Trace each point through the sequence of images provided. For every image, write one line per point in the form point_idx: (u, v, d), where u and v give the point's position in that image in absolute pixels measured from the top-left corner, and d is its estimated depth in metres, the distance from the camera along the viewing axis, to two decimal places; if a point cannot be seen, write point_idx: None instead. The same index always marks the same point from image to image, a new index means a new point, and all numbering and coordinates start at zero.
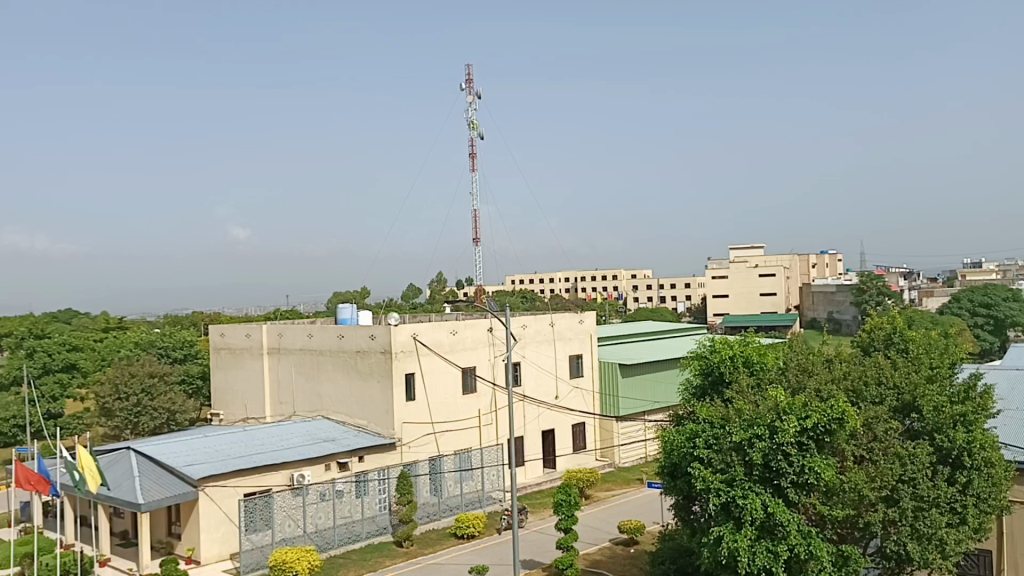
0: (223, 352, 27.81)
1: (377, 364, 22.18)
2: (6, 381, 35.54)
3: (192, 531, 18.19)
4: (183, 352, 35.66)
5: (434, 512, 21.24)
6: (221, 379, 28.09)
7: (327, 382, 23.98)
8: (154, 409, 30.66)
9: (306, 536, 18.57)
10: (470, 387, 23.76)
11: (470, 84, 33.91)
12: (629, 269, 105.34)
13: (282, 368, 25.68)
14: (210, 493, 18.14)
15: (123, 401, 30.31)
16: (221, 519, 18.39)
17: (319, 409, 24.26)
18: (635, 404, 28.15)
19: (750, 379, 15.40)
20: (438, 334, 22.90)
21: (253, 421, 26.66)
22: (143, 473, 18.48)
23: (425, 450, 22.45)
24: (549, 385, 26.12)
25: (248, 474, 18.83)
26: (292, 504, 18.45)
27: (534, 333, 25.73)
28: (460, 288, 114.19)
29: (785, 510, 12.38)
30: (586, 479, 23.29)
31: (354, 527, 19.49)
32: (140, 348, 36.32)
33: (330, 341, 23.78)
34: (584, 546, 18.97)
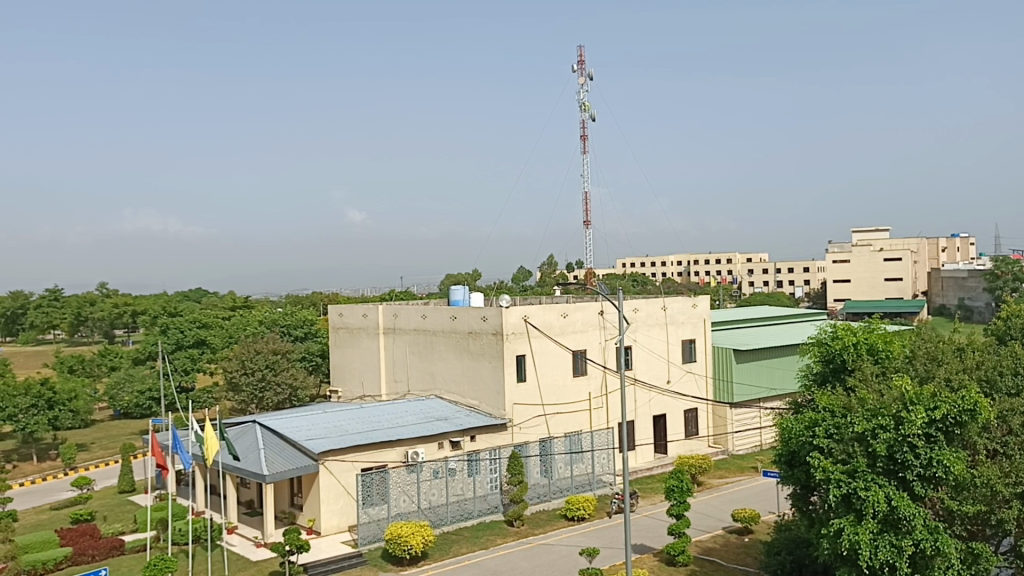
0: (341, 331, 28.82)
1: (489, 346, 22.47)
2: (142, 356, 37.80)
3: (313, 503, 18.90)
4: (304, 331, 37.07)
5: (545, 493, 21.38)
6: (340, 358, 29.11)
7: (440, 362, 24.45)
8: (277, 384, 32.00)
9: (420, 511, 19.03)
10: (580, 370, 23.73)
11: (582, 66, 33.69)
12: (744, 253, 102.79)
13: (397, 348, 26.34)
14: (329, 466, 18.79)
15: (249, 376, 31.78)
16: (340, 492, 19.04)
17: (433, 388, 24.77)
18: (750, 390, 27.51)
19: (874, 367, 14.86)
20: (549, 316, 22.95)
21: (369, 398, 27.51)
22: (267, 446, 19.32)
23: (536, 432, 22.62)
24: (661, 369, 25.83)
25: (365, 450, 19.42)
26: (406, 480, 18.94)
27: (646, 317, 25.48)
28: (570, 271, 114.20)
29: (910, 504, 11.85)
30: (698, 465, 22.97)
31: (466, 505, 19.84)
32: (265, 326, 37.97)
33: (443, 322, 24.23)
34: (697, 533, 18.73)
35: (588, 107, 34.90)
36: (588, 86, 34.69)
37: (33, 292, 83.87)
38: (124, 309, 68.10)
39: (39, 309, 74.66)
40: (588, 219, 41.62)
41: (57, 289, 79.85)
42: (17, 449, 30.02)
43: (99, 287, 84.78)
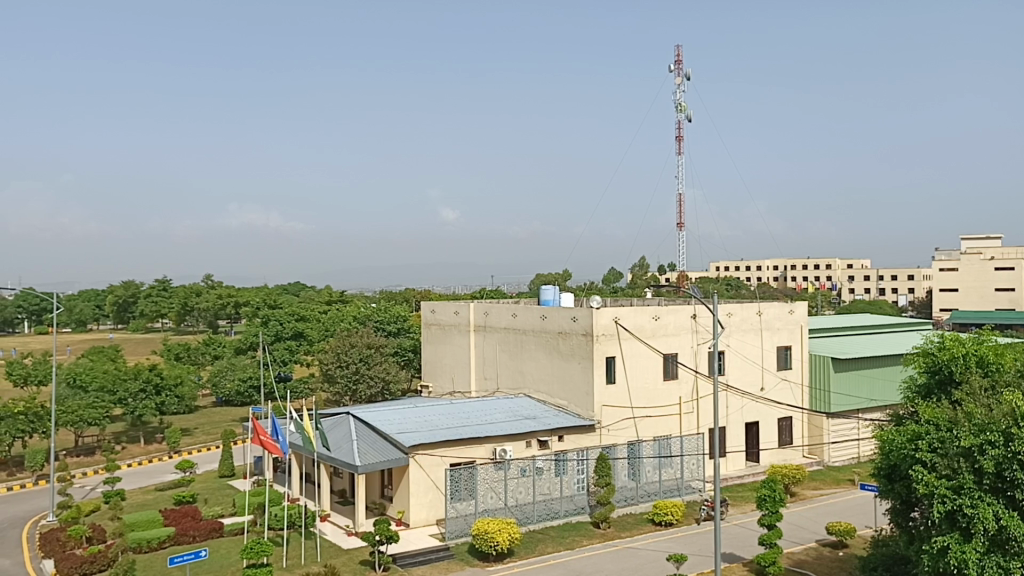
0: (433, 327, 29.26)
1: (579, 346, 22.42)
2: (244, 346, 39.22)
3: (403, 495, 19.24)
4: (397, 326, 37.83)
5: (632, 496, 21.24)
6: (431, 353, 29.55)
7: (530, 360, 24.54)
8: (370, 378, 32.67)
9: (506, 508, 19.16)
10: (671, 374, 23.44)
11: (680, 66, 33.24)
12: (845, 259, 99.56)
13: (487, 345, 26.57)
14: (419, 460, 19.11)
15: (343, 368, 32.65)
16: (429, 486, 19.32)
17: (522, 387, 24.88)
18: (848, 400, 26.64)
19: (983, 380, 14.16)
20: (640, 318, 22.75)
21: (459, 394, 27.81)
22: (360, 437, 19.81)
23: (624, 434, 22.47)
24: (754, 375, 25.31)
25: (454, 445, 19.68)
26: (494, 477, 19.09)
27: (740, 322, 25.02)
28: (661, 274, 112.69)
29: (1020, 524, 11.31)
30: (792, 475, 22.41)
31: (552, 504, 19.86)
32: (359, 321, 38.84)
33: (534, 321, 24.31)
34: (788, 544, 18.28)
35: (684, 107, 34.40)
36: (684, 86, 34.23)
37: (144, 282, 87.93)
38: (227, 300, 70.54)
39: (149, 299, 78.20)
40: (682, 220, 41.05)
41: (166, 280, 83.40)
42: (127, 431, 31.58)
43: (205, 279, 88.20)
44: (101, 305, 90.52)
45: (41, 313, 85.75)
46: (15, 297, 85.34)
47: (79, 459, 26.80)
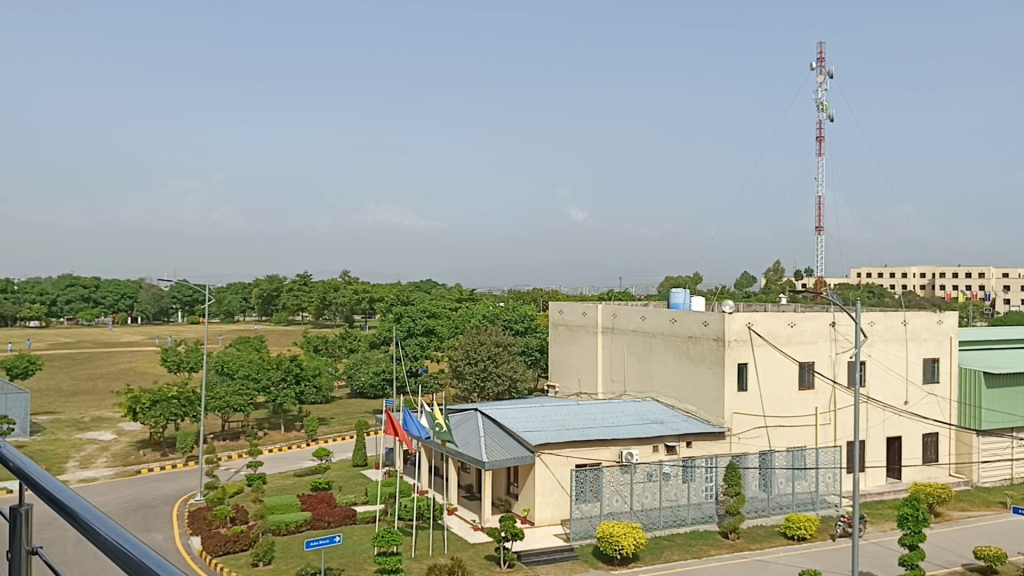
0: (561, 327, 29.38)
1: (710, 351, 21.96)
2: (378, 340, 40.55)
3: (529, 493, 19.36)
4: (525, 325, 38.16)
5: (764, 508, 20.62)
6: (559, 353, 29.65)
7: (658, 363, 24.25)
8: (498, 375, 33.08)
9: (632, 513, 19.02)
10: (807, 384, 22.61)
11: (822, 63, 32.03)
12: (999, 267, 93.28)
13: (615, 347, 26.41)
14: (545, 459, 19.21)
15: (473, 365, 33.25)
16: (554, 485, 19.36)
17: (650, 390, 24.63)
18: (1001, 418, 24.97)
19: None
20: (776, 323, 22.07)
21: (586, 396, 27.79)
22: (488, 434, 20.12)
23: (756, 443, 21.88)
24: (898, 388, 24.13)
25: (580, 446, 19.69)
26: (620, 480, 19.02)
27: (883, 330, 23.90)
28: (796, 279, 108.91)
29: None
30: (937, 495, 21.21)
31: (679, 511, 19.54)
32: (488, 319, 39.41)
33: (664, 324, 24.00)
34: (932, 567, 17.32)
35: (827, 106, 33.13)
36: (827, 85, 32.99)
37: (286, 277, 92.04)
38: (362, 296, 72.99)
39: (291, 292, 82.05)
40: (822, 224, 39.54)
41: (307, 275, 87.07)
42: (269, 418, 33.22)
43: (342, 274, 91.75)
44: (247, 297, 95.66)
45: (193, 303, 91.48)
46: (170, 287, 91.43)
47: (225, 442, 28.38)
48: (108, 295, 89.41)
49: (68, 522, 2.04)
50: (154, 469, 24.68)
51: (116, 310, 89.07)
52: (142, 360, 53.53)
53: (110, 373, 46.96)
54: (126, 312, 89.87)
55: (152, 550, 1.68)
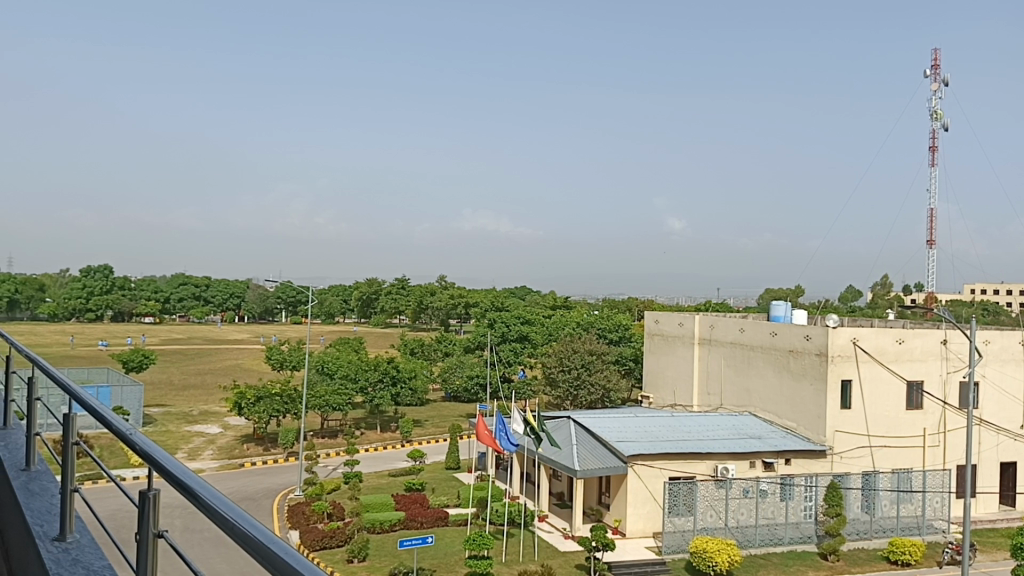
0: (656, 338, 29.08)
1: (811, 366, 21.33)
2: (472, 345, 40.95)
3: (621, 504, 19.21)
4: (619, 334, 37.93)
5: (866, 530, 19.93)
6: (654, 364, 29.35)
7: (757, 378, 23.73)
8: (591, 384, 32.94)
9: (726, 529, 18.66)
10: (915, 404, 21.72)
11: (936, 70, 30.78)
12: None
13: (712, 360, 25.97)
14: (638, 470, 19.03)
15: (566, 372, 33.24)
16: (647, 497, 19.15)
17: (747, 405, 24.12)
18: None
19: None
20: (882, 339, 21.27)
21: (681, 408, 27.41)
22: (580, 443, 20.08)
23: (859, 464, 21.15)
24: (1014, 411, 22.90)
25: (675, 458, 19.43)
26: (715, 495, 18.71)
27: (999, 350, 22.75)
28: (905, 294, 104.79)
29: None
30: None
31: (776, 530, 19.04)
32: (582, 327, 39.36)
33: (764, 338, 23.47)
34: None
35: (940, 115, 31.80)
36: (941, 93, 31.69)
37: (385, 280, 93.81)
38: (458, 301, 73.83)
39: (389, 296, 83.77)
40: (933, 237, 37.94)
41: (404, 279, 88.61)
42: (366, 418, 33.99)
43: (437, 279, 93.14)
44: (347, 299, 97.93)
45: (296, 304, 94.39)
46: (275, 288, 94.72)
47: (324, 440, 29.17)
48: (217, 294, 92.89)
49: (194, 505, 2.14)
50: (256, 464, 25.52)
51: (224, 309, 92.88)
52: (248, 357, 55.51)
53: (218, 369, 48.91)
54: (233, 311, 93.52)
55: (273, 535, 1.74)
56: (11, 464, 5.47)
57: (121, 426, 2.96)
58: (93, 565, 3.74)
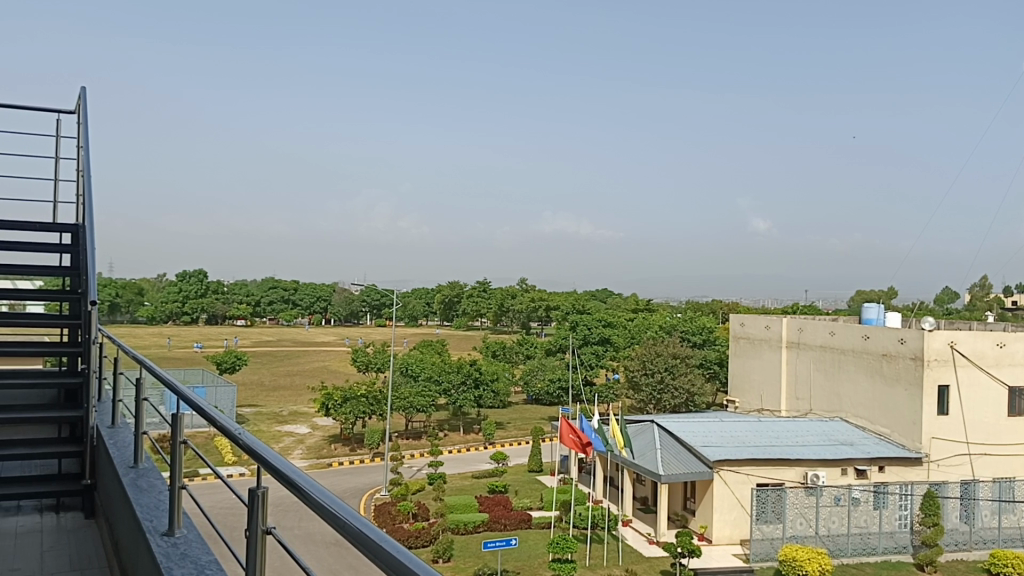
0: (742, 341, 28.58)
1: (906, 371, 20.62)
2: (554, 347, 40.91)
3: (707, 510, 18.94)
4: (703, 337, 37.41)
5: (965, 542, 19.13)
6: (739, 367, 28.85)
7: (848, 383, 23.09)
8: (675, 388, 32.52)
9: (817, 537, 18.22)
10: (1017, 410, 20.81)
11: None
12: None
13: (800, 363, 25.38)
14: (724, 476, 18.72)
15: (649, 376, 32.94)
16: (734, 504, 18.80)
17: (838, 410, 23.49)
18: None
19: None
20: (982, 343, 20.33)
21: (768, 412, 26.86)
22: (664, 447, 19.89)
23: (957, 472, 20.37)
24: None
25: (762, 464, 19.07)
26: (805, 502, 18.25)
27: None
28: (1005, 296, 100.26)
29: None
30: None
31: (869, 539, 18.51)
32: (665, 330, 39.01)
33: (855, 341, 22.82)
34: None
35: None
36: None
37: (467, 283, 94.49)
38: (539, 303, 73.70)
39: (471, 298, 84.46)
40: None
41: (486, 282, 89.10)
42: (449, 420, 34.37)
43: (519, 282, 93.41)
44: (430, 302, 99.12)
45: (380, 307, 96.02)
46: (360, 291, 96.64)
47: (408, 441, 29.60)
48: (306, 297, 95.06)
49: (293, 493, 2.16)
50: (343, 463, 26.04)
51: (312, 311, 95.17)
52: (334, 359, 56.72)
53: (306, 371, 50.10)
54: (320, 314, 95.76)
55: (367, 518, 1.74)
56: (121, 461, 5.70)
57: (227, 425, 3.04)
58: (201, 560, 3.86)
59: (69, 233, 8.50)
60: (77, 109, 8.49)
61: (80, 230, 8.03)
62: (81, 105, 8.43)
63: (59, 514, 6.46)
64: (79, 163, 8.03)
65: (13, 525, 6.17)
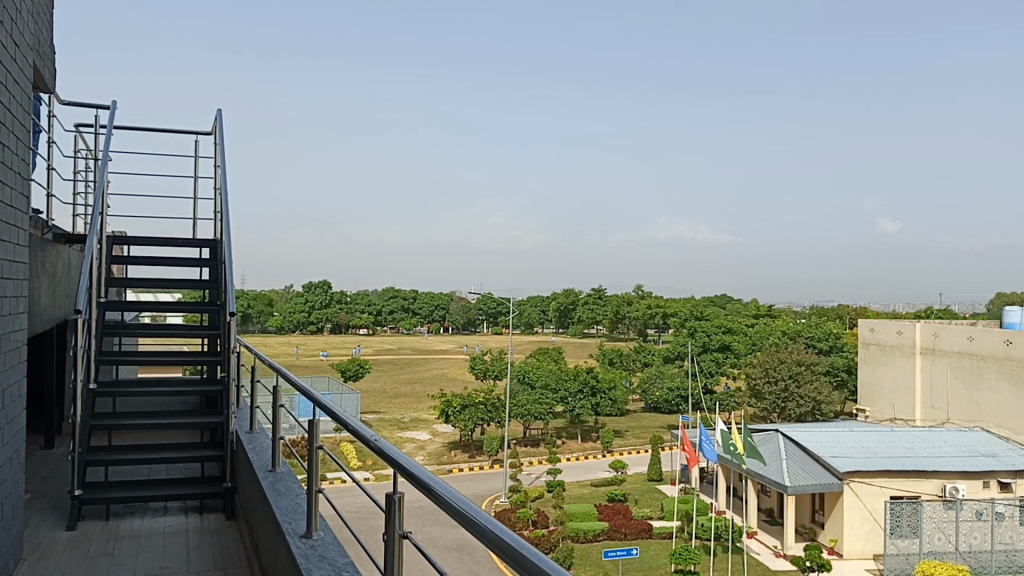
0: (872, 347, 27.45)
1: None
2: (673, 355, 40.40)
3: (837, 523, 18.21)
4: (829, 344, 36.16)
5: None
6: (869, 374, 27.72)
7: (988, 390, 21.82)
8: (800, 396, 31.46)
9: (957, 554, 17.35)
10: None
11: None
12: None
13: (936, 371, 24.16)
14: (855, 488, 17.95)
15: (773, 384, 32.04)
16: (866, 517, 18.01)
17: (978, 420, 22.23)
18: None
19: None
20: None
21: (901, 422, 25.65)
22: (791, 457, 19.26)
23: None
24: None
25: (896, 476, 18.18)
26: (943, 516, 17.40)
27: None
28: None
29: None
30: None
31: (1015, 556, 17.47)
32: (788, 336, 37.92)
33: (996, 347, 21.54)
34: None
35: None
36: None
37: (582, 291, 94.42)
38: (656, 310, 72.76)
39: (586, 306, 84.33)
40: None
41: (602, 289, 88.77)
42: (567, 428, 34.38)
43: (634, 289, 92.70)
44: (546, 309, 99.62)
45: (497, 315, 97.21)
46: (477, 300, 98.14)
47: (527, 448, 29.78)
48: (425, 306, 97.10)
49: (425, 493, 2.16)
50: (463, 470, 26.40)
51: (431, 320, 97.21)
52: (453, 367, 57.69)
53: (426, 378, 51.19)
54: (439, 322, 97.76)
55: (491, 514, 1.70)
56: (260, 465, 5.94)
57: (359, 429, 3.09)
58: (338, 562, 3.98)
59: (208, 247, 8.96)
60: (212, 131, 8.96)
61: (219, 245, 8.44)
62: (218, 126, 8.88)
63: (203, 515, 6.79)
64: (217, 182, 8.47)
65: (161, 525, 6.53)
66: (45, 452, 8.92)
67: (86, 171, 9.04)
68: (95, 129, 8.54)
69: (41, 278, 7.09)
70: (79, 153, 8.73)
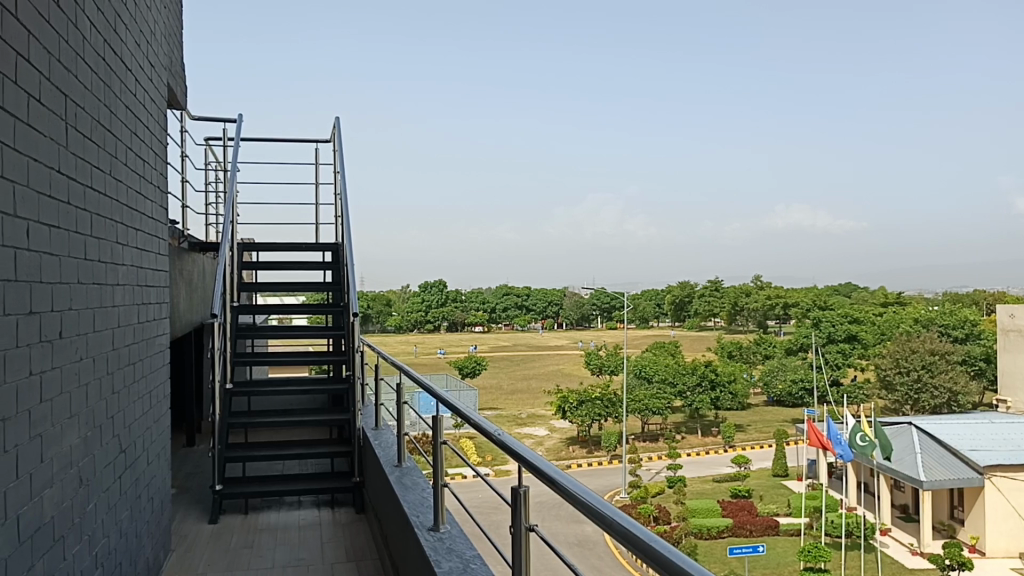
0: (1012, 334, 25.90)
1: None
2: (795, 346, 39.24)
3: (978, 519, 17.27)
4: (965, 331, 34.34)
5: None
6: (1010, 362, 26.17)
7: None
8: (935, 387, 30.03)
9: None
10: None
11: None
12: None
13: None
14: (996, 482, 17.03)
15: (904, 375, 30.66)
16: (1010, 512, 16.95)
17: None
18: None
19: None
20: None
21: None
22: (925, 451, 18.38)
23: None
24: None
25: None
26: None
27: None
28: None
29: None
30: None
31: None
32: (920, 325, 36.22)
33: None
34: None
35: None
36: None
37: (698, 284, 92.80)
38: (776, 301, 70.81)
39: (702, 298, 82.80)
40: None
41: (718, 281, 87.00)
42: (686, 422, 33.90)
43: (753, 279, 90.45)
44: (660, 303, 98.41)
45: (611, 310, 96.75)
46: (591, 295, 97.91)
47: (646, 444, 29.53)
48: (538, 303, 97.44)
49: (548, 485, 2.18)
50: (582, 465, 26.40)
51: (545, 316, 97.65)
52: (568, 363, 57.76)
53: (542, 374, 51.45)
54: (553, 318, 98.08)
55: (615, 504, 1.72)
56: (387, 460, 6.10)
57: (481, 422, 3.13)
58: (466, 554, 4.05)
59: (330, 251, 9.28)
60: (332, 138, 9.26)
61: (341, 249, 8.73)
62: (336, 133, 9.17)
63: (334, 509, 7.04)
64: (337, 187, 8.77)
65: (296, 518, 6.82)
66: (187, 449, 9.45)
67: (217, 183, 9.50)
68: (224, 142, 8.97)
69: (179, 285, 7.51)
70: (209, 166, 9.19)
